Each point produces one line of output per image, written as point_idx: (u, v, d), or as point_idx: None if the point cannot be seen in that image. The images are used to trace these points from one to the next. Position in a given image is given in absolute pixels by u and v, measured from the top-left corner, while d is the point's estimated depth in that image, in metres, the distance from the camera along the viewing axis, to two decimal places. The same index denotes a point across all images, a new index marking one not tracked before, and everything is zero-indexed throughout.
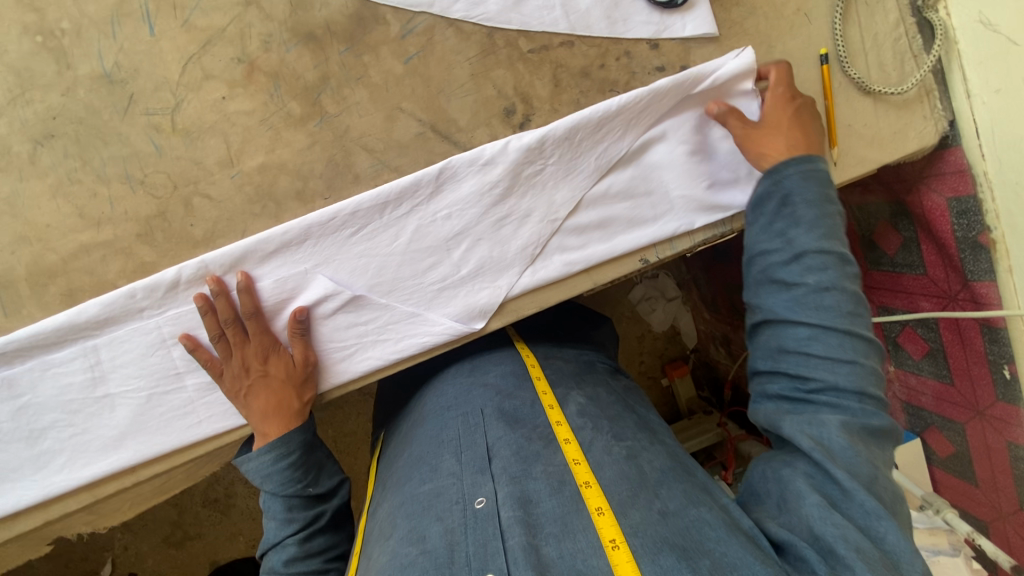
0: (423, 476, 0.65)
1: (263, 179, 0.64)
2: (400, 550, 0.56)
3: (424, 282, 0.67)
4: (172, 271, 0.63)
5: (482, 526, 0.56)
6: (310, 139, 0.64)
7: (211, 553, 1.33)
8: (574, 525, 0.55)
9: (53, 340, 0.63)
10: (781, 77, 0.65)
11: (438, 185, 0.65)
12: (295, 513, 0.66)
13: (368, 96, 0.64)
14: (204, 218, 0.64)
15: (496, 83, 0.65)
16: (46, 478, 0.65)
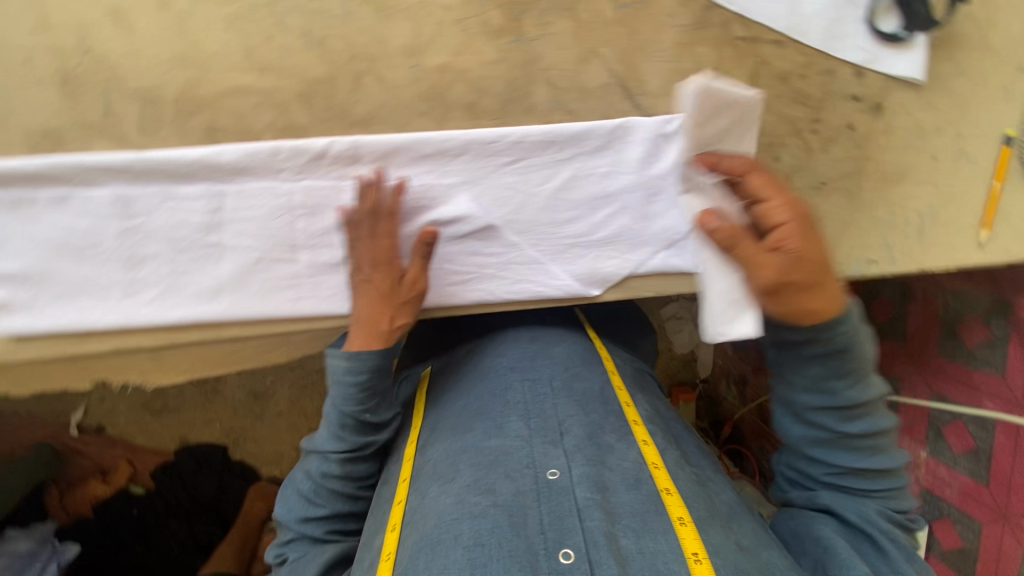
0: (485, 429, 0.67)
1: (440, 80, 0.62)
2: (466, 498, 0.59)
3: (558, 234, 0.66)
4: (324, 141, 0.61)
5: (556, 498, 0.58)
6: (499, 55, 0.61)
7: (183, 431, 1.35)
8: (654, 524, 0.57)
9: (184, 172, 0.61)
10: (762, 176, 0.57)
11: (604, 143, 0.63)
12: (345, 434, 0.67)
13: (570, 29, 0.61)
14: (369, 99, 0.62)
15: (698, 58, 0.63)
16: (133, 306, 0.64)
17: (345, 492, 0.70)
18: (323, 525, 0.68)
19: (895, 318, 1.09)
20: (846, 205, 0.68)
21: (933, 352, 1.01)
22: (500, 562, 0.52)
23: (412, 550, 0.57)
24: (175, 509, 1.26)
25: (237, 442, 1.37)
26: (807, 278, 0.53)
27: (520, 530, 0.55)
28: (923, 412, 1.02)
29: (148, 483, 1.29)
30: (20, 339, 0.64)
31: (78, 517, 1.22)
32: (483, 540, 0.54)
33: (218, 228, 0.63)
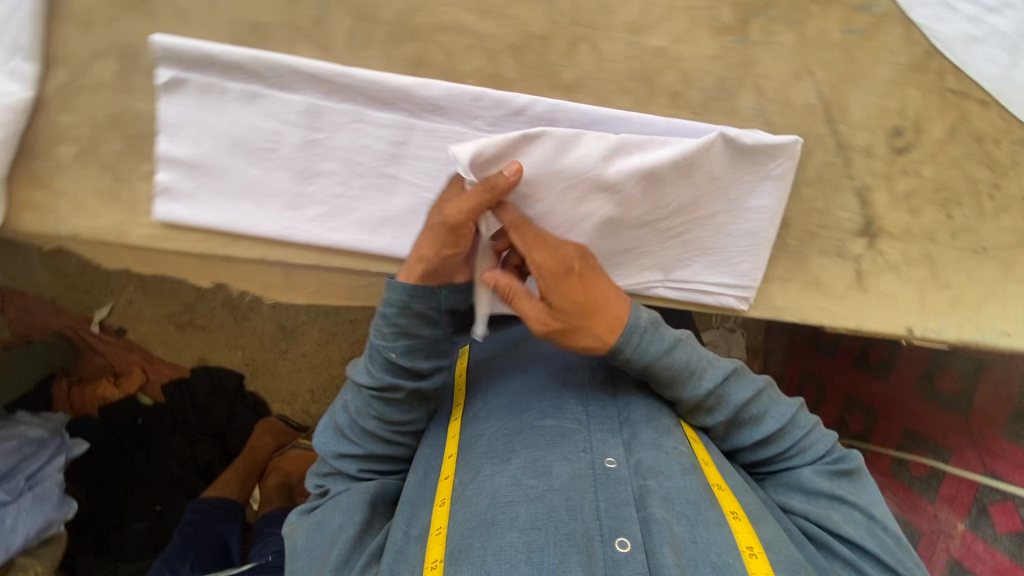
0: (541, 411, 0.70)
1: (654, 63, 0.61)
2: (524, 480, 0.62)
3: (716, 241, 0.67)
4: (528, 99, 0.60)
5: (613, 487, 0.62)
6: (718, 51, 0.61)
7: (202, 352, 1.43)
8: (708, 515, 0.60)
9: (382, 97, 0.60)
10: (530, 236, 0.59)
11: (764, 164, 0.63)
12: (371, 370, 0.66)
13: (793, 43, 0.61)
14: (580, 66, 0.60)
15: (905, 100, 0.63)
16: (292, 220, 0.63)
17: (376, 436, 0.70)
18: (357, 463, 0.72)
19: (962, 393, 1.13)
20: (999, 273, 0.69)
21: (993, 434, 1.07)
22: (558, 547, 0.55)
23: (467, 526, 0.59)
24: (181, 426, 1.35)
25: (255, 373, 1.45)
26: (571, 318, 0.60)
27: (578, 514, 0.58)
28: (971, 487, 1.07)
29: (157, 396, 1.38)
30: (170, 228, 0.63)
31: (83, 413, 1.32)
32: (542, 520, 0.57)
33: (397, 162, 0.62)
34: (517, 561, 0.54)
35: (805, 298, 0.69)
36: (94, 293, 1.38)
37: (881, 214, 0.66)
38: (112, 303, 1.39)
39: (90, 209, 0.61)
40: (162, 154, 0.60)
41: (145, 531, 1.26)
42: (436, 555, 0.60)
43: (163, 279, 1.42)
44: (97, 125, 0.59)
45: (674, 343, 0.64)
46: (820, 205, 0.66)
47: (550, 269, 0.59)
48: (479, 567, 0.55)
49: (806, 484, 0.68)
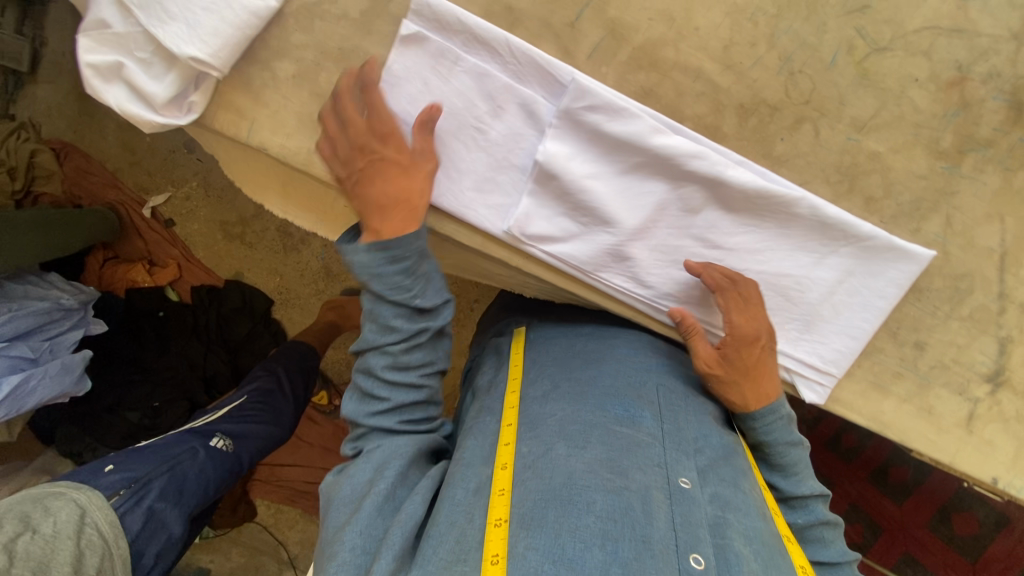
0: (618, 415, 0.62)
1: (864, 164, 0.62)
2: (598, 471, 0.54)
3: (828, 335, 0.66)
4: (739, 158, 0.61)
5: (687, 505, 0.54)
6: (927, 172, 0.62)
7: (241, 267, 1.44)
8: (778, 563, 0.53)
9: (617, 112, 0.59)
10: (731, 300, 0.63)
11: (888, 273, 0.63)
12: (397, 323, 0.58)
13: (996, 186, 0.63)
14: (796, 144, 0.62)
15: None
16: (461, 193, 0.61)
17: (406, 383, 0.61)
18: (394, 416, 0.62)
19: (976, 540, 1.18)
20: None
21: None
22: (635, 543, 0.48)
23: (534, 498, 0.51)
24: (201, 331, 1.36)
25: (284, 304, 1.46)
26: (734, 375, 0.64)
27: (653, 520, 0.50)
28: None
29: (184, 295, 1.39)
30: None
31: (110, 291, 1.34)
32: (617, 518, 0.49)
33: (603, 173, 0.61)
34: (590, 544, 0.47)
35: (915, 422, 0.70)
36: (155, 179, 1.40)
37: (1012, 367, 0.68)
38: (170, 194, 1.41)
39: (286, 128, 0.61)
40: None
41: (136, 420, 1.27)
42: (498, 514, 0.52)
43: (229, 185, 1.41)
44: (324, 53, 0.59)
45: (792, 442, 0.65)
46: (962, 341, 0.67)
47: (741, 334, 0.63)
48: (551, 543, 0.47)
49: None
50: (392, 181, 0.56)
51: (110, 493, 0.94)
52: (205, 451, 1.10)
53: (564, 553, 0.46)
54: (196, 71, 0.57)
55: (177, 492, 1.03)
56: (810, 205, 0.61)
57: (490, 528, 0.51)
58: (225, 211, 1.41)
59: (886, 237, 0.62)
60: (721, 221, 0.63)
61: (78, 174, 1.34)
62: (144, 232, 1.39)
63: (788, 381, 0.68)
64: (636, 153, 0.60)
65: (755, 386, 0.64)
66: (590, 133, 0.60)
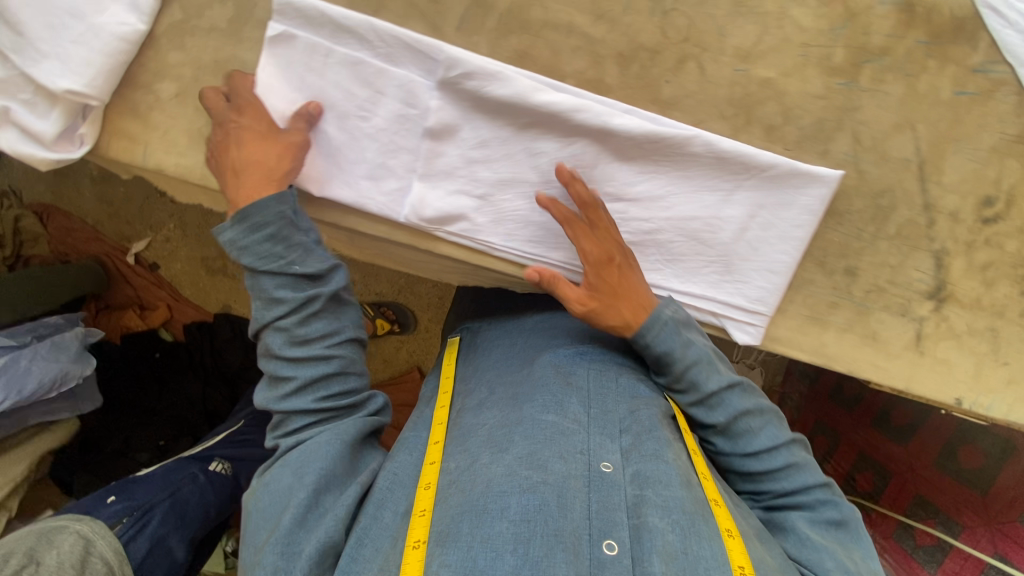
0: (543, 405, 0.61)
1: (757, 93, 0.60)
2: (517, 470, 0.53)
3: (750, 272, 0.65)
4: (624, 106, 0.60)
5: (608, 490, 0.54)
6: (824, 91, 0.60)
7: (227, 299, 1.47)
8: (701, 528, 0.52)
9: (494, 78, 0.58)
10: (578, 228, 0.61)
11: (797, 199, 0.62)
12: (282, 294, 0.58)
13: (901, 95, 0.60)
14: (683, 84, 0.60)
15: (1002, 171, 0.62)
16: (355, 183, 0.62)
17: (310, 358, 0.60)
18: (308, 395, 0.61)
19: (984, 472, 1.12)
20: None
21: (1011, 517, 1.06)
22: (546, 540, 0.48)
23: (452, 512, 0.52)
24: (197, 366, 1.39)
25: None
26: (606, 299, 0.62)
27: (567, 512, 0.51)
28: (975, 561, 1.07)
29: (177, 334, 1.44)
30: None
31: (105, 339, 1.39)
32: (531, 517, 0.49)
33: (492, 142, 0.61)
34: (502, 552, 0.47)
35: (860, 350, 0.68)
36: (135, 226, 1.44)
37: (953, 281, 0.65)
38: (150, 238, 1.45)
39: (179, 147, 0.62)
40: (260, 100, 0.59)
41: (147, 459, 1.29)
42: (416, 535, 0.52)
43: (203, 221, 1.43)
44: (201, 67, 0.60)
45: (725, 389, 0.63)
46: (895, 261, 0.65)
47: (596, 257, 0.61)
48: (464, 557, 0.47)
49: (800, 530, 0.59)
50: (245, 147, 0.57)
51: (112, 522, 0.99)
52: (204, 476, 1.15)
53: (475, 564, 0.46)
54: (80, 104, 0.59)
55: (178, 518, 1.08)
56: (702, 143, 0.59)
57: (409, 551, 0.51)
58: (204, 246, 1.44)
59: (789, 163, 0.60)
60: (619, 173, 0.62)
61: (62, 232, 1.39)
62: (131, 278, 1.44)
63: (718, 324, 0.68)
64: (521, 118, 0.60)
65: (630, 300, 0.62)
66: (471, 106, 0.60)
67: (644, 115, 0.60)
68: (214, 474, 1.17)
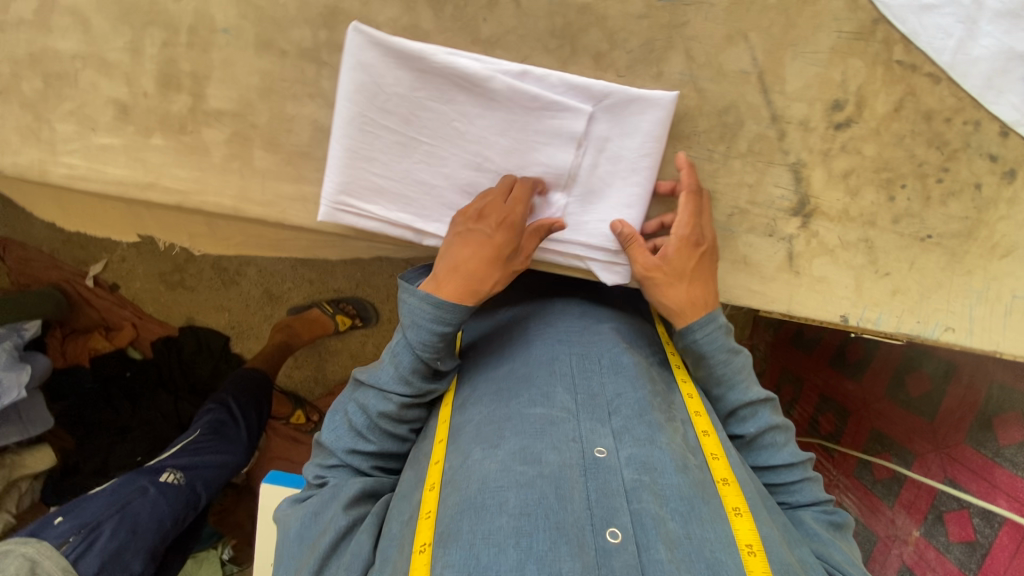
0: (530, 398, 0.61)
1: (578, 21, 0.58)
2: (512, 466, 0.53)
3: (603, 212, 0.63)
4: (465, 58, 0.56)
5: (604, 476, 0.54)
6: (646, 10, 0.58)
7: (190, 311, 1.51)
8: (702, 512, 0.52)
9: (414, 58, 0.56)
10: (689, 203, 0.61)
11: (637, 128, 0.59)
12: (414, 378, 0.61)
13: (726, 4, 0.58)
14: (501, 20, 0.58)
15: (846, 72, 0.59)
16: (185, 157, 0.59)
17: (398, 434, 0.65)
18: (368, 460, 0.65)
19: (930, 397, 1.05)
20: (944, 263, 0.65)
21: (957, 439, 0.99)
22: (549, 534, 0.47)
23: (451, 511, 0.51)
24: (167, 382, 1.42)
25: (239, 336, 1.52)
26: (672, 275, 0.62)
27: (567, 503, 0.50)
28: (927, 494, 1.01)
29: (146, 351, 1.46)
30: (87, 169, 0.63)
31: (76, 364, 1.39)
32: (530, 510, 0.49)
33: (391, 123, 0.59)
34: (505, 546, 0.47)
35: (733, 277, 0.66)
36: (89, 249, 1.45)
37: (816, 193, 0.63)
38: (107, 259, 1.47)
39: (12, 146, 0.62)
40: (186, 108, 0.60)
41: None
42: (422, 538, 0.51)
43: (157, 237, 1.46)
44: (17, 62, 0.60)
45: (762, 402, 0.64)
46: (752, 180, 0.63)
47: (687, 237, 0.61)
48: (466, 555, 0.46)
49: (806, 525, 0.61)
50: (466, 254, 0.59)
51: (58, 543, 0.97)
52: (156, 487, 1.12)
53: (477, 562, 0.46)
54: None
55: (131, 531, 1.06)
56: (572, 107, 0.58)
57: (416, 556, 0.50)
58: (159, 262, 1.47)
59: (624, 90, 0.58)
60: (496, 146, 0.60)
61: (21, 263, 1.40)
62: (93, 301, 1.44)
63: (584, 268, 0.66)
64: (429, 101, 0.58)
65: (692, 287, 0.62)
66: (381, 89, 0.57)
67: (524, 72, 0.57)
68: (167, 484, 1.14)
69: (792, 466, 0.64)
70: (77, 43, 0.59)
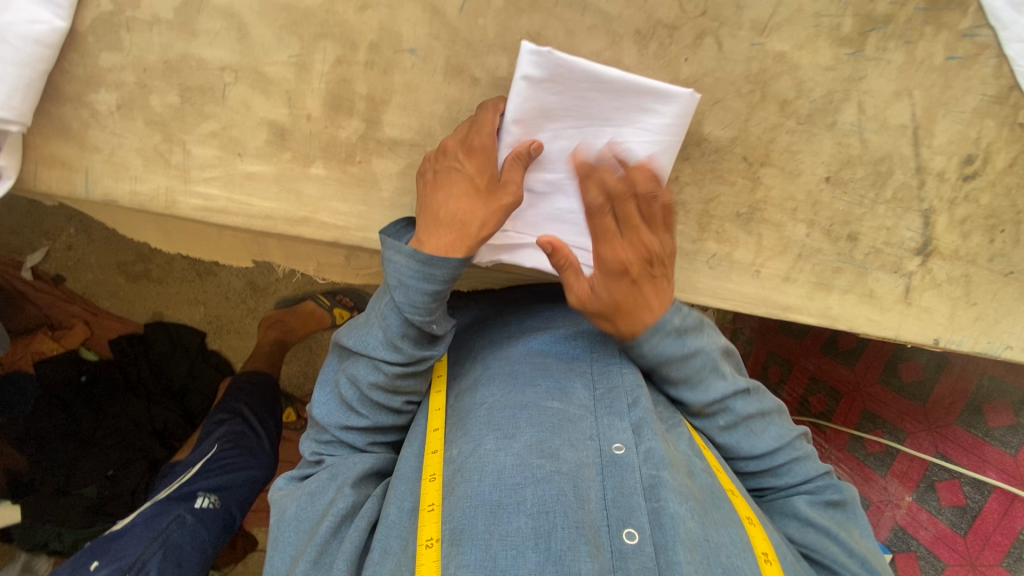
0: (548, 387, 0.52)
1: (772, 68, 0.59)
2: (529, 458, 0.44)
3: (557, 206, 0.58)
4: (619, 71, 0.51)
5: (622, 475, 0.46)
6: (831, 63, 0.60)
7: (160, 305, 1.13)
8: (714, 513, 0.45)
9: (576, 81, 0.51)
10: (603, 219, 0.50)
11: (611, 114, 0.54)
12: (403, 344, 0.50)
13: (900, 62, 0.61)
14: (701, 63, 0.58)
15: (983, 130, 0.66)
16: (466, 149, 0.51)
17: (391, 407, 0.53)
18: (365, 437, 0.54)
19: (923, 385, 1.10)
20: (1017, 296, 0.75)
21: (949, 421, 1.07)
22: (568, 532, 0.40)
23: (463, 506, 0.42)
24: (137, 385, 1.02)
25: (219, 333, 1.16)
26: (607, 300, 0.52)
27: (584, 502, 0.42)
28: (919, 465, 1.09)
29: (105, 352, 1.04)
30: (227, 199, 0.53)
31: (15, 372, 0.96)
32: (547, 507, 0.41)
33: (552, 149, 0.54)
34: (523, 550, 0.39)
35: (860, 308, 0.72)
36: (23, 235, 1.06)
37: (937, 236, 0.70)
38: (49, 247, 1.08)
39: (131, 170, 0.51)
40: (343, 143, 0.54)
41: (93, 496, 0.96)
42: (428, 532, 0.43)
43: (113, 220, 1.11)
44: (147, 69, 0.50)
45: (754, 401, 0.55)
46: (890, 223, 0.68)
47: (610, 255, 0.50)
48: (483, 557, 0.39)
49: (801, 515, 0.54)
50: (457, 204, 0.50)
51: None
52: (194, 515, 0.88)
53: (495, 566, 0.38)
54: None
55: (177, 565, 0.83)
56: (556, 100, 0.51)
57: (421, 553, 0.42)
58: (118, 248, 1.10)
59: (617, 77, 0.51)
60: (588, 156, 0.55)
61: None
62: (34, 297, 1.02)
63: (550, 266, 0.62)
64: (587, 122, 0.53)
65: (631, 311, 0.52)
66: (550, 110, 0.52)
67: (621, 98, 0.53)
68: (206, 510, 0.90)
69: (784, 451, 0.55)
70: (228, 51, 0.50)
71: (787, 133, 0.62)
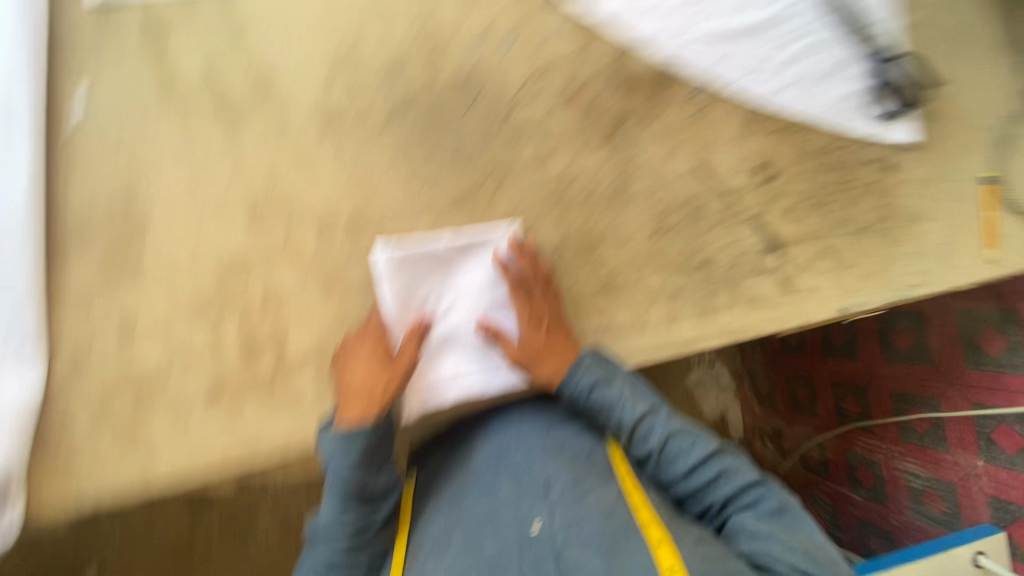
0: (480, 494, 0.64)
1: (562, 182, 0.76)
2: (461, 560, 0.56)
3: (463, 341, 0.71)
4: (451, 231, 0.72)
5: (538, 546, 0.55)
6: (604, 158, 0.77)
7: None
8: (621, 548, 0.53)
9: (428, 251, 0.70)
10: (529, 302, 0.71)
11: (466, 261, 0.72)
12: (348, 510, 0.59)
13: (656, 135, 0.78)
14: (508, 203, 0.75)
15: (752, 146, 0.80)
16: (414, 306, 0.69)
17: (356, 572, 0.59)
18: None
19: None
20: (881, 242, 0.84)
21: None
22: None
23: None
24: None
25: None
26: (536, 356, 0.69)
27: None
28: (966, 420, 1.09)
29: None
30: (190, 456, 0.66)
31: None
32: None
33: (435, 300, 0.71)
34: None
35: (753, 313, 0.80)
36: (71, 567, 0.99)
37: (777, 231, 0.81)
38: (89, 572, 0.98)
39: (111, 465, 0.65)
40: (266, 376, 0.67)
41: None
42: None
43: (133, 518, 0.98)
44: (109, 387, 0.65)
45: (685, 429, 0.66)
46: (730, 240, 0.79)
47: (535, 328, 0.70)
48: None
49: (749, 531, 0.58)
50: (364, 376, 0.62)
51: None
52: None
53: None
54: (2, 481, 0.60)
55: None
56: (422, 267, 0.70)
57: None
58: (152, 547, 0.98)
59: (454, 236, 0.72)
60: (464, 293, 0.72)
61: None
62: None
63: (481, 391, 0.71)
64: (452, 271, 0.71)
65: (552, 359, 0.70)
66: (418, 276, 0.70)
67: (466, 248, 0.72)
68: None
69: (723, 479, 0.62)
70: (163, 350, 0.66)
71: (602, 217, 0.77)
